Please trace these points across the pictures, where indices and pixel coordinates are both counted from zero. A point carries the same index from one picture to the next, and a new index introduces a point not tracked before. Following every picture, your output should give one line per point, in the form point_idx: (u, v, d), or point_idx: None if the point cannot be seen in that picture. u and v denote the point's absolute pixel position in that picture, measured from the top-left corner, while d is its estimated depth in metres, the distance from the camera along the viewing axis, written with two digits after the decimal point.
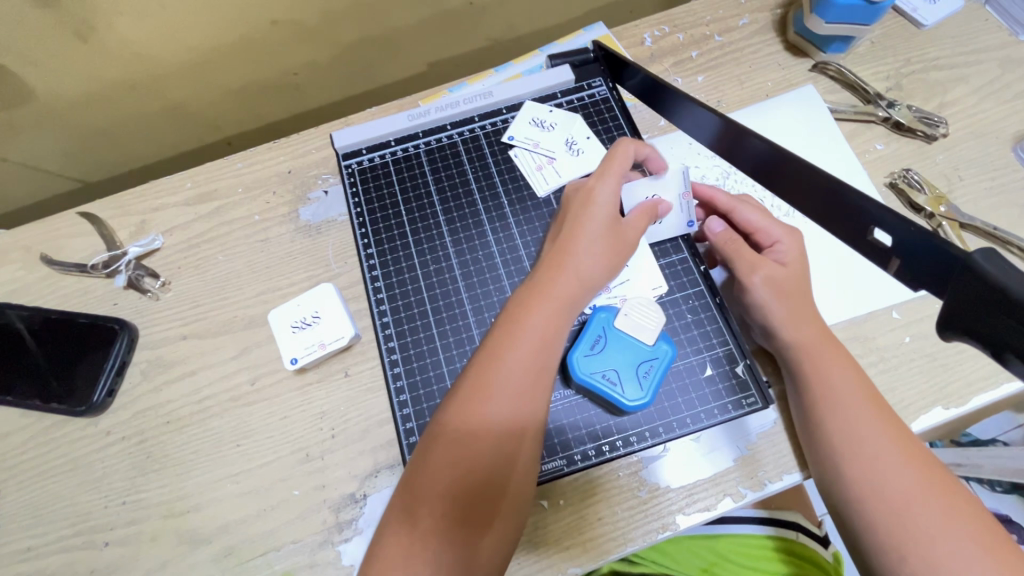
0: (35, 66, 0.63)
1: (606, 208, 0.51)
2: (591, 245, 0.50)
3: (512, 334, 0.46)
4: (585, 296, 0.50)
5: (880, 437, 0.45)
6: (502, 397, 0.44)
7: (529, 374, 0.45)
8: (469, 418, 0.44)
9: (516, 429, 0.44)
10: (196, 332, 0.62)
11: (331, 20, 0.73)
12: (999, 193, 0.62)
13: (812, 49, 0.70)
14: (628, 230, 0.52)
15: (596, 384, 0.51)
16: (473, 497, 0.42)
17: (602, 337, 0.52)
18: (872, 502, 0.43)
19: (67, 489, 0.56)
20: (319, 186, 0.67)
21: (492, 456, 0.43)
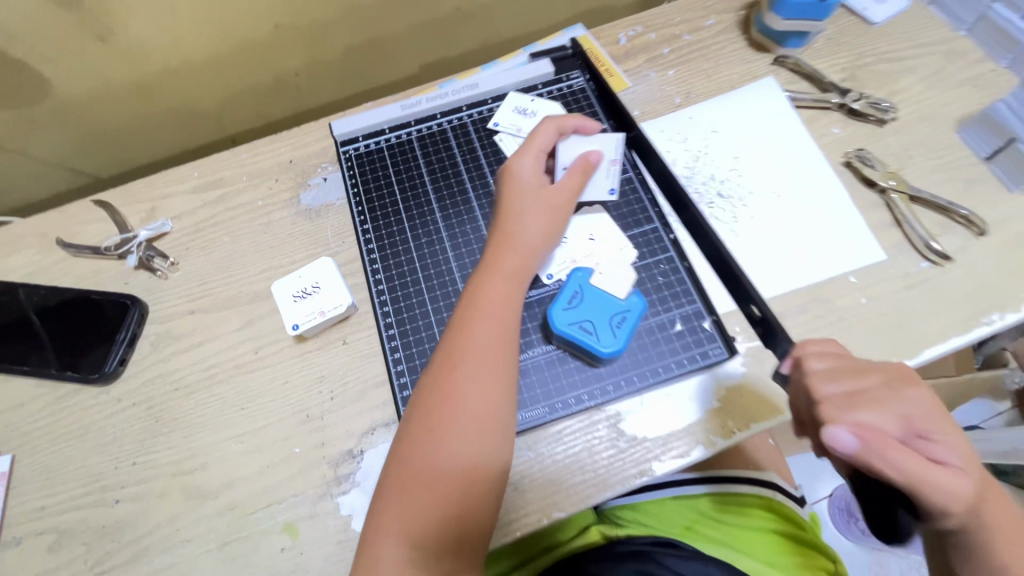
0: (55, 64, 0.68)
1: (532, 185, 0.59)
2: (532, 222, 0.58)
3: (471, 316, 0.53)
4: (532, 263, 0.57)
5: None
6: (471, 374, 0.50)
7: (491, 345, 0.52)
8: (443, 399, 0.50)
9: (487, 394, 0.50)
10: (203, 307, 0.66)
11: (329, 24, 0.79)
12: (946, 170, 0.68)
13: (773, 45, 0.76)
14: (560, 193, 0.59)
15: (574, 335, 0.55)
16: (458, 468, 0.48)
17: (578, 293, 0.56)
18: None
19: (79, 452, 0.59)
20: (319, 173, 0.72)
21: (468, 427, 0.49)
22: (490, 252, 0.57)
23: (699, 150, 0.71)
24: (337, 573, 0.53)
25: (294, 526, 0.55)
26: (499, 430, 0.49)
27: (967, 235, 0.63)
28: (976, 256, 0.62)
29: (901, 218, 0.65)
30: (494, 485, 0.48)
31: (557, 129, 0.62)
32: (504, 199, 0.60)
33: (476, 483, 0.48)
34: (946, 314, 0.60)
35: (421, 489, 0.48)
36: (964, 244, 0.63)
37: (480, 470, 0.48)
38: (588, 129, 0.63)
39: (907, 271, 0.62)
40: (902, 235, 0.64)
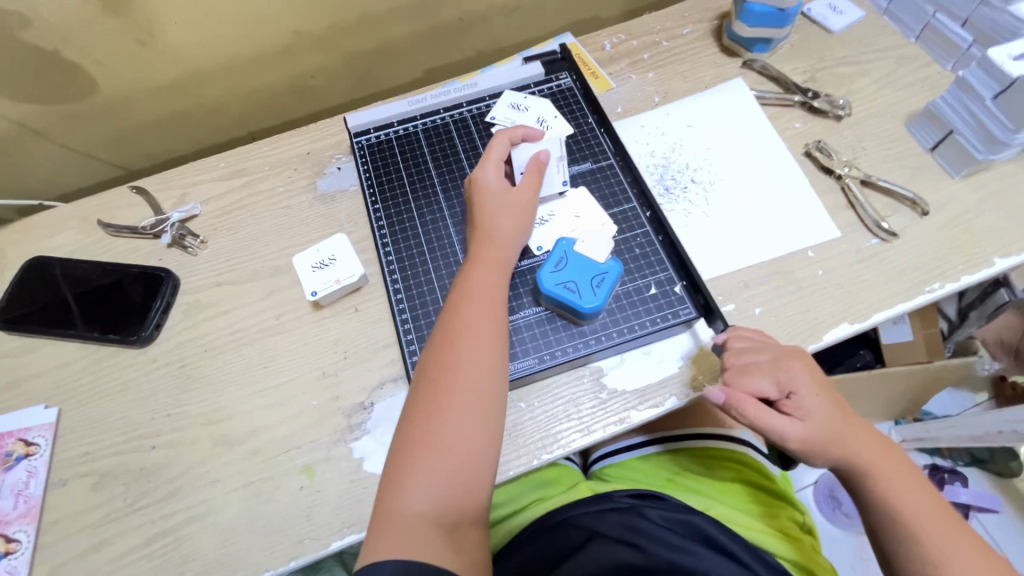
0: (101, 65, 0.77)
1: (499, 192, 0.66)
2: (505, 222, 0.65)
3: (464, 301, 0.60)
4: (510, 254, 0.64)
5: (917, 503, 0.54)
6: (463, 359, 0.57)
7: (483, 324, 0.59)
8: (441, 383, 0.56)
9: (479, 376, 0.56)
10: (230, 279, 0.73)
11: (343, 31, 0.88)
12: (896, 159, 0.76)
13: (742, 50, 0.85)
14: (523, 193, 0.66)
15: (560, 294, 0.62)
16: (462, 441, 0.54)
17: (564, 258, 0.64)
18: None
19: (119, 405, 0.66)
20: (333, 163, 0.80)
21: (465, 406, 0.55)
22: (472, 252, 0.65)
23: (676, 142, 0.79)
24: (350, 508, 0.59)
25: (311, 468, 0.61)
26: (492, 402, 0.56)
27: (913, 216, 0.71)
28: (921, 234, 0.70)
29: (854, 201, 0.73)
30: (494, 449, 0.55)
31: (509, 140, 0.68)
32: (476, 206, 0.67)
33: (482, 449, 0.54)
34: (893, 283, 0.68)
35: (431, 466, 0.53)
36: (909, 223, 0.71)
37: (483, 438, 0.54)
38: (534, 137, 0.70)
39: (859, 246, 0.70)
40: (855, 216, 0.72)
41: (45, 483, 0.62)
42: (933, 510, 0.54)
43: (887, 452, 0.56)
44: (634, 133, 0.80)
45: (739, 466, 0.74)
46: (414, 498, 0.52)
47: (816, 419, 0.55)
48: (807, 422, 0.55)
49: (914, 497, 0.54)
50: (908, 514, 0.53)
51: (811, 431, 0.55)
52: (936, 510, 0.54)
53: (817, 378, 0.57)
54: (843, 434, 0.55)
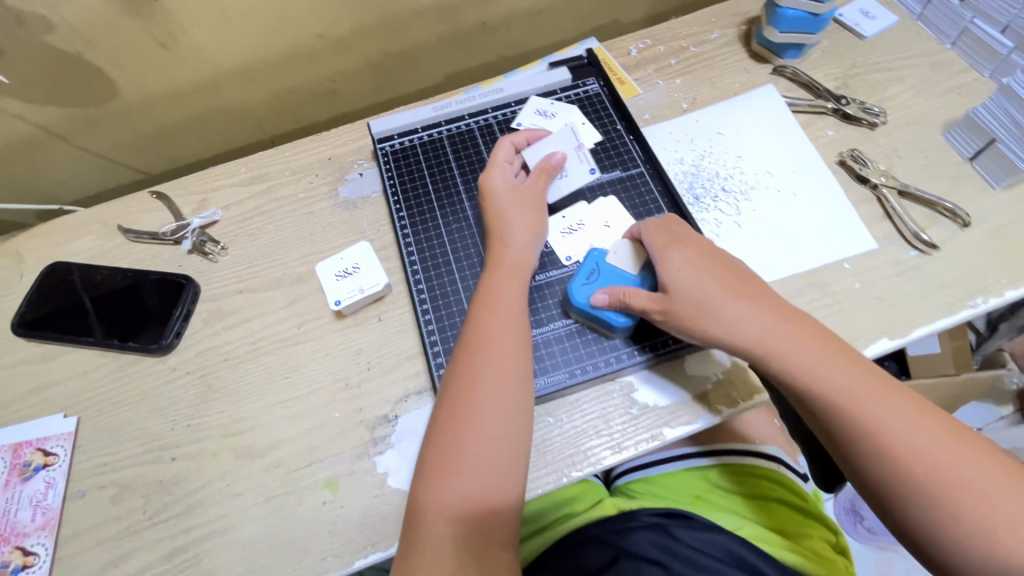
0: (124, 69, 0.76)
1: (509, 193, 0.65)
2: (519, 227, 0.64)
3: (485, 312, 0.58)
4: (528, 259, 0.63)
5: (839, 379, 0.53)
6: (481, 372, 0.55)
7: (504, 336, 0.57)
8: (461, 400, 0.54)
9: (499, 381, 0.55)
10: (251, 287, 0.72)
11: (366, 35, 0.87)
12: (933, 169, 0.73)
13: (772, 56, 0.83)
14: (533, 195, 0.66)
15: (592, 306, 0.61)
16: (487, 449, 0.52)
17: (596, 270, 0.63)
18: (884, 468, 0.50)
19: (139, 414, 0.65)
20: (355, 168, 0.79)
21: (486, 414, 0.53)
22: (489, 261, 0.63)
23: (705, 149, 0.77)
24: (373, 524, 0.58)
25: (334, 482, 0.60)
26: (515, 409, 0.54)
27: (953, 227, 0.69)
28: (961, 246, 0.68)
29: (891, 212, 0.70)
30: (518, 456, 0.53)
31: (514, 145, 0.69)
32: (489, 212, 0.65)
33: (506, 455, 0.53)
34: (933, 297, 0.65)
35: (455, 478, 0.51)
36: (949, 235, 0.69)
37: (507, 455, 0.52)
38: (538, 137, 0.71)
39: (897, 259, 0.68)
40: (892, 227, 0.70)
41: (63, 495, 0.61)
42: (856, 383, 0.53)
43: (793, 333, 0.55)
44: (664, 141, 0.78)
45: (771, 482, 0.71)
46: (437, 510, 0.50)
47: (703, 309, 0.56)
48: (697, 309, 0.57)
49: (834, 372, 0.53)
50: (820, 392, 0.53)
51: (704, 318, 0.56)
52: (856, 379, 0.53)
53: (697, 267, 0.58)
54: (737, 316, 0.56)
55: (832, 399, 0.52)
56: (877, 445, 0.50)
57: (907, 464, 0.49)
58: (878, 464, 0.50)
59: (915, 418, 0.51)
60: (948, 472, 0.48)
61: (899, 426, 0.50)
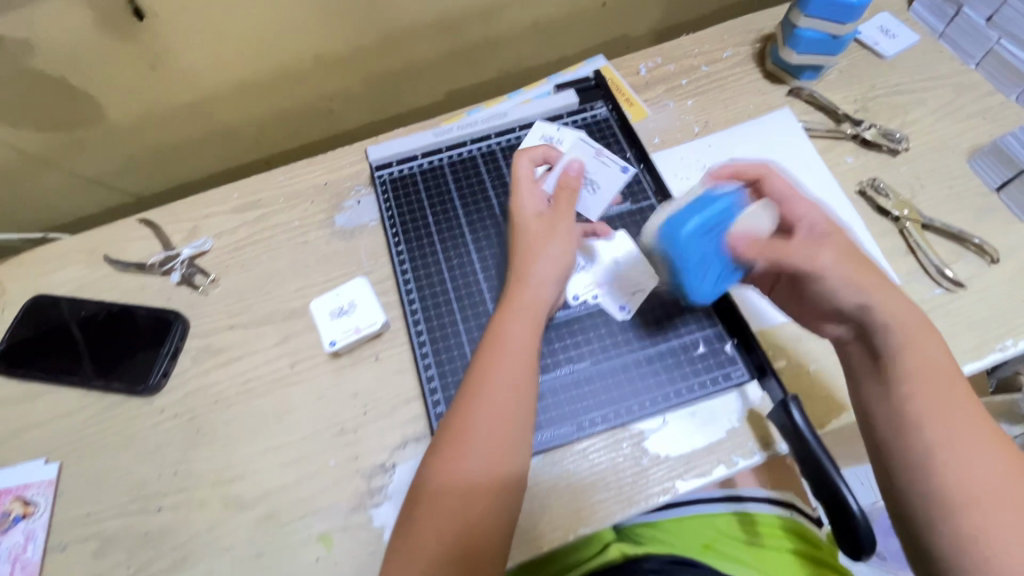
0: (109, 92, 0.73)
1: (534, 218, 0.60)
2: (538, 259, 0.58)
3: (490, 352, 0.55)
4: (545, 299, 0.57)
5: (925, 366, 0.46)
6: (478, 417, 0.52)
7: (507, 381, 0.53)
8: (455, 445, 0.51)
9: (501, 415, 0.52)
10: (242, 322, 0.69)
11: (363, 53, 0.83)
12: (958, 199, 0.70)
13: (788, 77, 0.79)
14: (556, 218, 0.60)
15: (682, 264, 0.54)
16: (482, 487, 0.50)
17: (702, 255, 0.53)
18: (923, 461, 0.44)
19: (124, 461, 0.62)
20: (353, 195, 0.76)
21: (484, 450, 0.51)
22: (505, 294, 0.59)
23: None
24: None
25: (328, 536, 0.57)
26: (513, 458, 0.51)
27: (980, 263, 0.66)
28: (989, 284, 0.64)
29: (914, 246, 0.67)
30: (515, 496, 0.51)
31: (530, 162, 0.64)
32: (514, 240, 0.61)
33: (501, 494, 0.50)
34: (960, 339, 0.62)
35: (446, 513, 0.49)
36: (976, 271, 0.65)
37: (491, 512, 0.50)
38: (554, 158, 0.66)
39: (922, 297, 0.64)
40: (916, 263, 0.67)
41: (44, 548, 0.58)
42: (946, 375, 0.46)
43: (913, 312, 0.48)
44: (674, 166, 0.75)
45: (790, 535, 0.69)
46: (425, 545, 0.49)
47: (826, 264, 0.49)
48: (832, 266, 0.49)
49: (921, 357, 0.46)
50: (905, 366, 0.46)
51: (835, 275, 0.49)
52: (945, 366, 0.46)
53: (839, 230, 0.51)
54: (860, 282, 0.49)
55: (905, 379, 0.46)
56: (937, 433, 0.44)
57: (952, 463, 0.43)
58: (914, 455, 0.44)
59: (975, 419, 0.44)
60: (980, 476, 0.42)
61: (953, 419, 0.44)
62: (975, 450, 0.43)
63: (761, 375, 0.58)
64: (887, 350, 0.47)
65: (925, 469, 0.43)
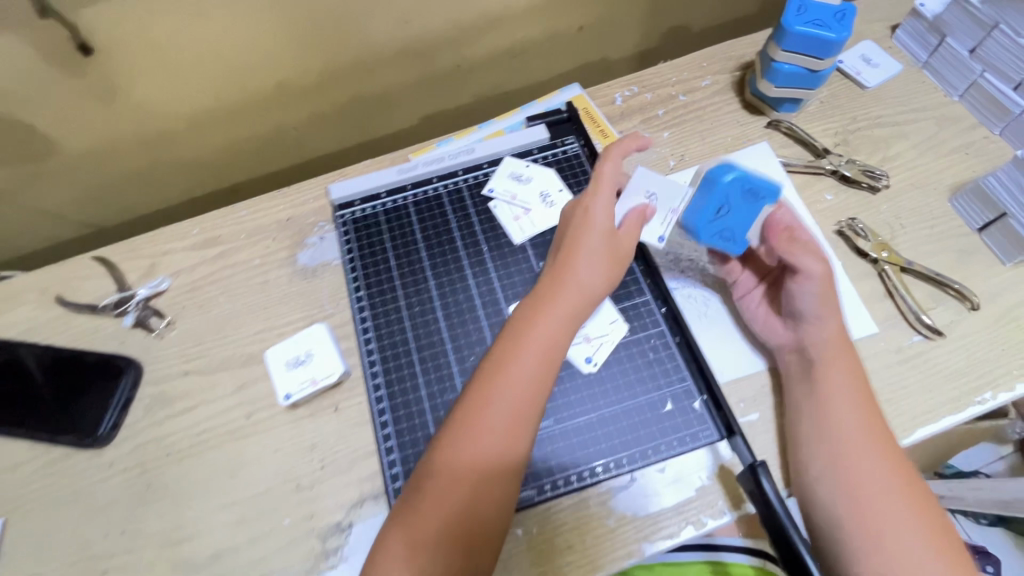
0: (61, 126, 0.70)
1: (604, 229, 0.59)
2: (588, 260, 0.58)
3: (519, 340, 0.54)
4: (588, 301, 0.57)
5: (847, 380, 0.54)
6: (499, 402, 0.52)
7: (532, 371, 0.53)
8: (471, 426, 0.51)
9: (516, 405, 0.52)
10: (198, 368, 0.66)
11: (330, 81, 0.81)
12: (938, 240, 0.68)
13: (767, 108, 0.77)
14: (623, 241, 0.60)
15: (711, 197, 0.60)
16: (481, 476, 0.50)
17: (725, 206, 0.60)
18: (832, 466, 0.51)
19: (70, 518, 0.59)
20: (316, 232, 0.73)
21: (492, 440, 0.51)
22: (543, 284, 0.58)
23: None
24: None
25: None
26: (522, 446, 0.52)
27: (960, 309, 0.64)
28: (968, 332, 0.62)
29: (892, 290, 0.65)
30: (510, 494, 0.51)
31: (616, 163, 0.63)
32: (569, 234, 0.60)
33: (498, 488, 0.50)
34: (938, 391, 0.60)
35: (442, 497, 0.49)
36: (956, 318, 0.63)
37: (493, 499, 0.50)
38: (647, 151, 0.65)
39: (900, 345, 0.62)
40: (894, 307, 0.64)
41: None
42: (862, 391, 0.53)
43: (845, 353, 0.55)
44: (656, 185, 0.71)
45: None
46: (416, 522, 0.49)
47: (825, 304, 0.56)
48: (817, 271, 0.56)
49: (844, 372, 0.54)
50: (826, 400, 0.53)
51: (818, 281, 0.56)
52: (863, 401, 0.53)
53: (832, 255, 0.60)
54: (828, 297, 0.56)
55: (828, 385, 0.54)
56: (847, 459, 0.50)
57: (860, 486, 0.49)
58: (830, 461, 0.51)
59: (887, 452, 0.51)
60: (882, 499, 0.49)
61: (863, 449, 0.51)
62: (879, 475, 0.49)
63: (729, 435, 0.56)
64: (818, 362, 0.55)
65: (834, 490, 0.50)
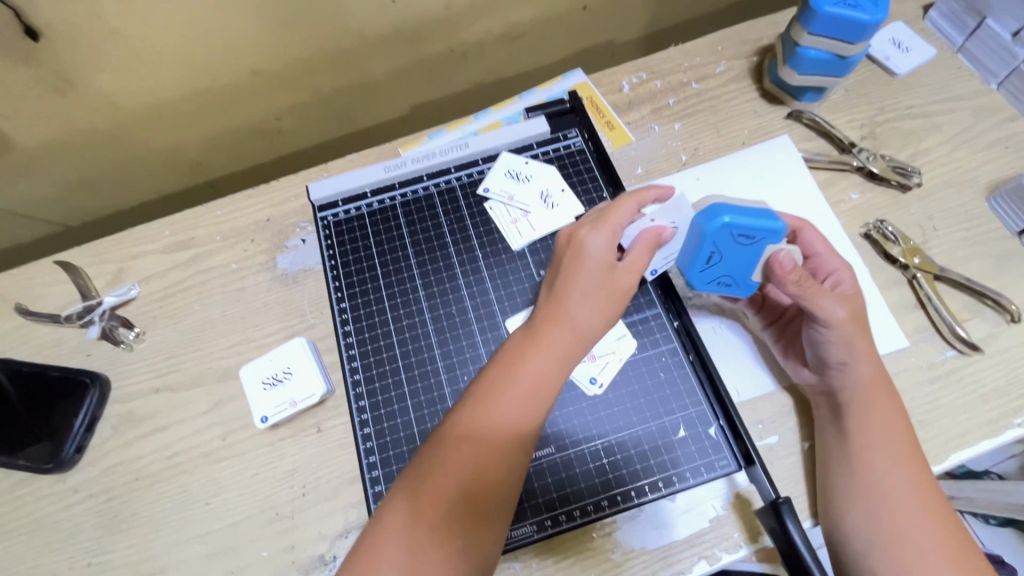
0: (12, 117, 0.65)
1: (602, 266, 0.48)
2: (582, 298, 0.47)
3: (506, 370, 0.46)
4: (582, 347, 0.47)
5: (887, 425, 0.49)
6: (480, 437, 0.44)
7: (517, 409, 0.44)
8: (448, 458, 0.43)
9: (538, 385, 0.45)
10: (169, 384, 0.61)
11: (312, 68, 0.74)
12: (974, 245, 0.62)
13: (788, 97, 0.70)
14: (625, 278, 0.48)
15: (701, 253, 0.52)
16: (495, 455, 0.43)
17: (716, 253, 0.52)
18: (871, 520, 0.46)
19: (32, 549, 0.55)
20: (297, 234, 0.67)
21: (510, 418, 0.44)
22: (535, 317, 0.48)
23: None
24: None
25: None
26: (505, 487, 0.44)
27: (998, 321, 0.58)
28: (1007, 347, 0.57)
29: (925, 300, 0.59)
30: (520, 476, 0.45)
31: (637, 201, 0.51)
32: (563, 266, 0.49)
33: (512, 468, 0.44)
34: (973, 412, 0.55)
35: (450, 472, 0.42)
36: (993, 331, 0.58)
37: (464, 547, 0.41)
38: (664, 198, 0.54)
39: (931, 361, 0.57)
40: (926, 318, 0.59)
41: None
42: (902, 438, 0.48)
43: (888, 400, 0.50)
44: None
45: None
46: (418, 498, 0.42)
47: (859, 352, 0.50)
48: (838, 319, 0.50)
49: (882, 417, 0.49)
50: (864, 447, 0.48)
51: (837, 328, 0.50)
52: (906, 452, 0.48)
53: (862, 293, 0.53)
54: (856, 341, 0.50)
55: (861, 434, 0.49)
56: (886, 513, 0.46)
57: (900, 545, 0.45)
58: (870, 513, 0.46)
59: (930, 508, 0.46)
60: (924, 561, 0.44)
61: (906, 502, 0.46)
62: (921, 532, 0.45)
63: (747, 464, 0.51)
64: (848, 408, 0.50)
65: (871, 546, 0.45)
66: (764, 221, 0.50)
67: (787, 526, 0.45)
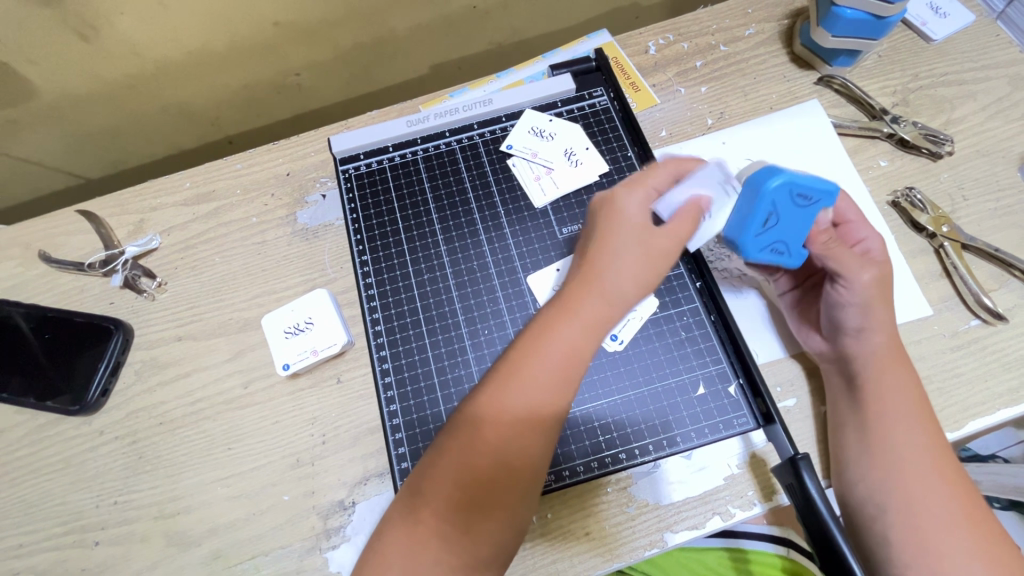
0: (33, 64, 0.65)
1: (634, 227, 0.46)
2: (612, 266, 0.45)
3: (534, 344, 0.43)
4: (613, 315, 0.44)
5: (903, 397, 0.48)
6: (503, 413, 0.42)
7: (545, 385, 0.42)
8: (467, 435, 0.42)
9: (569, 357, 0.43)
10: (190, 334, 0.62)
11: (335, 22, 0.73)
12: (1004, 216, 0.61)
13: (819, 62, 0.69)
14: (663, 239, 0.46)
15: (759, 210, 0.50)
16: (520, 432, 0.42)
17: (773, 213, 0.50)
18: (882, 483, 0.46)
19: (60, 487, 0.56)
20: (318, 189, 0.66)
21: (538, 391, 0.42)
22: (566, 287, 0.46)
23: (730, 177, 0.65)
24: None
25: None
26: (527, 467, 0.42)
27: None
28: None
29: (951, 269, 0.59)
30: (546, 456, 0.42)
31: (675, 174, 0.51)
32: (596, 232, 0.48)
33: (536, 445, 0.42)
34: (993, 380, 0.55)
35: (471, 449, 0.41)
36: (1019, 302, 0.57)
37: (481, 518, 0.41)
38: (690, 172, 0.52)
39: (954, 330, 0.57)
40: (951, 288, 0.59)
41: None
42: (918, 407, 0.48)
43: (907, 368, 0.49)
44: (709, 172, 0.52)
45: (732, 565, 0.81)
46: (436, 476, 0.42)
47: (883, 322, 0.49)
48: (862, 282, 0.49)
49: (899, 387, 0.48)
50: (876, 411, 0.48)
51: (860, 291, 0.49)
52: (919, 417, 0.47)
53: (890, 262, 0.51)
54: (876, 308, 0.49)
55: (873, 405, 0.48)
56: (898, 477, 0.45)
57: (909, 507, 0.45)
58: (879, 477, 0.46)
59: (943, 474, 0.45)
60: (930, 523, 0.44)
61: (918, 467, 0.45)
62: (931, 495, 0.45)
63: (767, 423, 0.52)
64: (861, 376, 0.49)
65: (878, 507, 0.46)
66: (819, 182, 0.49)
67: (804, 481, 0.46)
